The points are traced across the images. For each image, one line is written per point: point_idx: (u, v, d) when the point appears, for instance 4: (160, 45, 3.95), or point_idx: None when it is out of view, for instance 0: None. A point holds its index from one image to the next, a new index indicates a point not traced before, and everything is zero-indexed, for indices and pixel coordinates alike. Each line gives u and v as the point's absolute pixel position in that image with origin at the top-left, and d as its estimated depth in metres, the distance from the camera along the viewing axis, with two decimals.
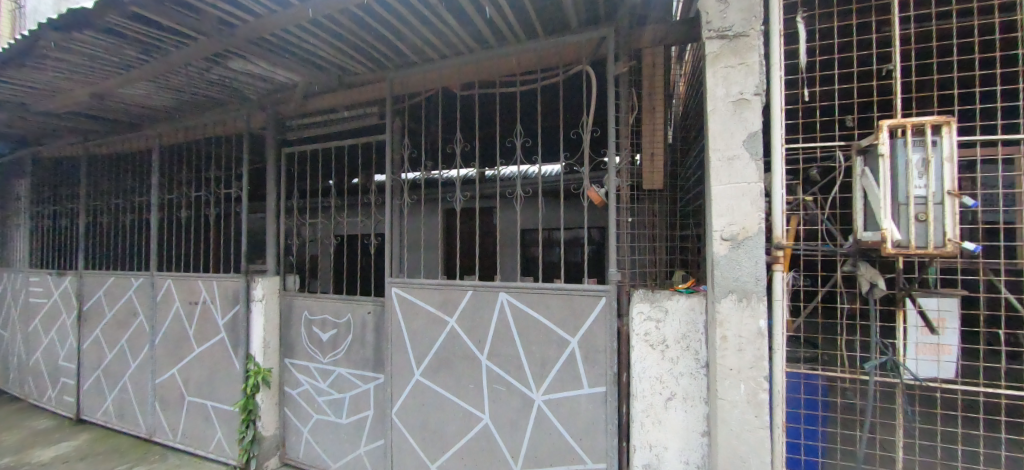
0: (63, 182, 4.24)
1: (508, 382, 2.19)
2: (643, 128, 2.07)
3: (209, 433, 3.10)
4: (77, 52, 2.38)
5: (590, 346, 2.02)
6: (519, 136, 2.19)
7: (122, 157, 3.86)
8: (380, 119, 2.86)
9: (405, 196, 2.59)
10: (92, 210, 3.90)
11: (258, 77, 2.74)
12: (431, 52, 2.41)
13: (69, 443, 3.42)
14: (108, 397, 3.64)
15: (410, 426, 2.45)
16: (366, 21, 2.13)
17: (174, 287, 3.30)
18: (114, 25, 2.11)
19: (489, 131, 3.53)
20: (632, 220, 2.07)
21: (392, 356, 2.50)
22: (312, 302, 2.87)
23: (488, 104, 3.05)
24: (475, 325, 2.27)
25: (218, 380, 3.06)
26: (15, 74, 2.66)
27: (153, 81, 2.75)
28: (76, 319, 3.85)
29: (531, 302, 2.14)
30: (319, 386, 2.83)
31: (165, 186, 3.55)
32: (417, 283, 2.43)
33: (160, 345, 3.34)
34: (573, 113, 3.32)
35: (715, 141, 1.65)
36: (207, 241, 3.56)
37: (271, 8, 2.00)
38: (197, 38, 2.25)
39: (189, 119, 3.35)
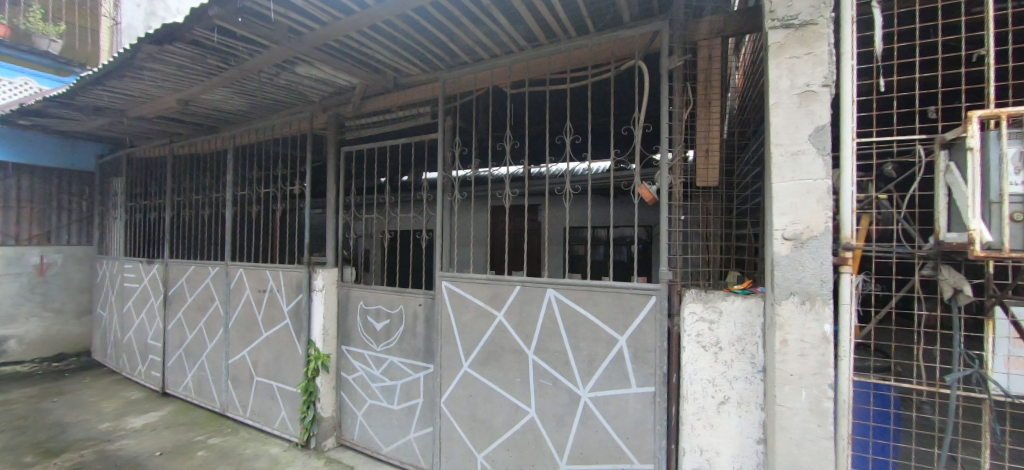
0: (153, 179, 4.71)
1: (554, 377, 2.21)
2: (698, 124, 2.01)
3: (274, 412, 3.36)
4: (168, 63, 2.65)
5: (639, 345, 2.00)
6: (569, 132, 2.18)
7: (202, 157, 4.24)
8: (433, 118, 2.96)
9: (456, 193, 2.67)
10: (176, 205, 4.31)
11: (321, 81, 2.92)
12: (483, 51, 2.46)
13: (156, 413, 3.82)
14: (188, 374, 4.03)
15: (458, 416, 2.53)
16: (422, 24, 2.21)
17: (246, 276, 3.58)
18: (199, 37, 2.33)
19: (538, 128, 3.55)
20: (686, 217, 2.02)
21: (442, 347, 2.59)
22: (367, 294, 3.02)
23: (538, 102, 3.07)
24: (524, 320, 2.30)
25: (283, 363, 3.30)
26: (117, 84, 3.00)
27: (231, 88, 3.01)
28: (163, 302, 4.28)
29: (578, 299, 2.15)
30: (372, 373, 2.98)
31: (238, 183, 3.86)
32: (467, 277, 2.51)
33: (233, 328, 3.65)
34: (624, 110, 3.27)
35: (778, 136, 1.58)
36: (274, 234, 3.84)
37: (335, 16, 2.13)
38: (269, 47, 2.43)
39: (260, 121, 3.63)
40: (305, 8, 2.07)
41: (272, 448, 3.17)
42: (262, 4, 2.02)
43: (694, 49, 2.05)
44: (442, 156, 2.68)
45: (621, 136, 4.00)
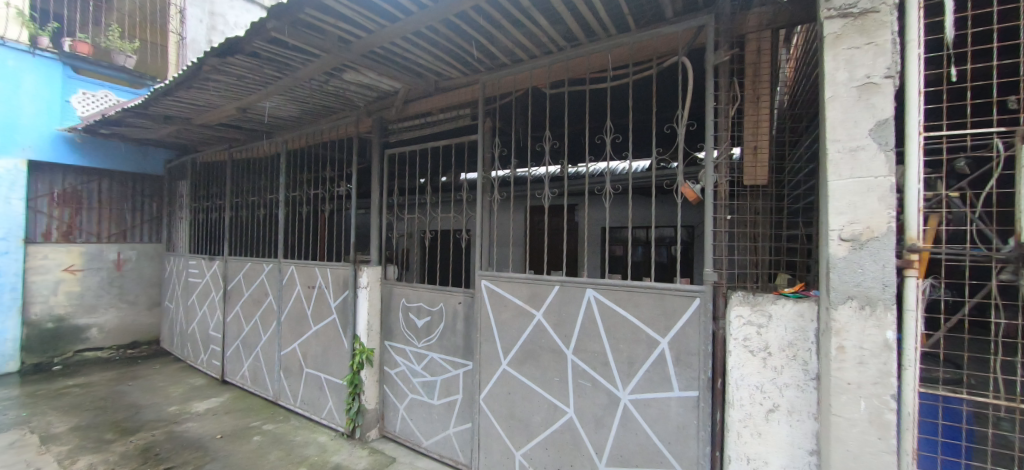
0: (214, 182, 5.07)
1: (594, 378, 2.19)
2: (746, 120, 1.93)
3: (322, 403, 3.53)
4: (229, 74, 2.84)
5: (682, 348, 1.95)
6: (609, 131, 2.15)
7: (258, 161, 4.51)
8: (472, 120, 3.02)
9: (496, 193, 2.70)
10: (235, 206, 4.61)
11: (367, 86, 3.04)
12: (522, 53, 2.49)
13: (217, 399, 4.11)
14: (245, 364, 4.30)
15: (497, 413, 2.56)
16: (463, 28, 2.26)
17: (297, 273, 3.79)
18: (258, 49, 2.49)
19: (578, 127, 3.54)
20: (732, 217, 1.95)
21: (482, 345, 2.64)
22: (409, 291, 3.12)
23: (577, 102, 3.06)
24: (563, 320, 2.30)
25: (330, 356, 3.47)
26: (185, 94, 3.26)
27: (284, 95, 3.20)
28: (223, 296, 4.59)
29: (618, 300, 2.13)
30: (414, 368, 3.08)
31: (290, 185, 4.08)
32: (506, 277, 2.54)
33: (285, 321, 3.87)
34: (667, 107, 3.20)
35: (835, 131, 1.50)
36: (323, 233, 4.04)
37: (381, 23, 2.21)
38: (320, 56, 2.56)
39: (310, 126, 3.82)
40: (353, 17, 2.16)
41: (320, 436, 3.34)
42: (314, 15, 2.14)
43: (742, 43, 1.97)
44: (481, 157, 2.72)
45: (664, 134, 3.91)
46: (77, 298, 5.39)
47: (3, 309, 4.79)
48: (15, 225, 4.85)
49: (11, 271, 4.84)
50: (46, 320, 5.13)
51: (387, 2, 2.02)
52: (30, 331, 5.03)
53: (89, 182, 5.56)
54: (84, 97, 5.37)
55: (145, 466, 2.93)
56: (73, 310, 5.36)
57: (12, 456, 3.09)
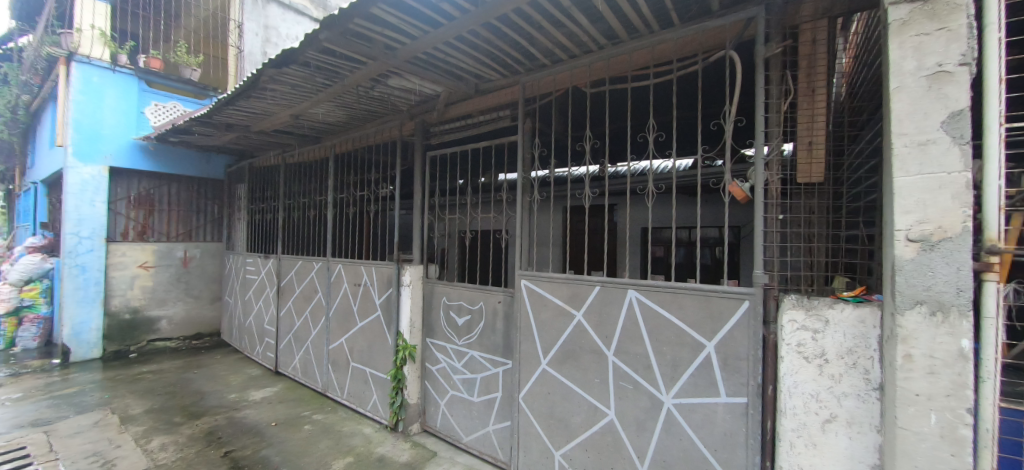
0: (269, 184, 5.39)
1: (635, 380, 2.16)
2: (801, 114, 1.83)
3: (367, 396, 3.68)
4: (284, 83, 3.03)
5: (729, 353, 1.89)
6: (652, 129, 2.11)
7: (309, 164, 4.77)
8: (512, 121, 3.06)
9: (535, 194, 2.71)
10: (288, 207, 4.89)
11: (410, 91, 3.14)
12: (562, 53, 2.49)
13: (271, 389, 4.37)
14: (296, 357, 4.54)
15: (536, 412, 2.58)
16: (504, 31, 2.29)
17: (344, 271, 3.97)
18: (310, 59, 2.63)
19: (620, 126, 3.49)
20: (784, 217, 1.87)
21: (522, 345, 2.66)
22: (450, 290, 3.19)
23: (619, 101, 3.03)
24: (604, 320, 2.28)
25: (375, 351, 3.60)
26: (245, 103, 3.49)
27: (334, 102, 3.36)
28: (276, 292, 4.88)
29: (662, 301, 2.08)
30: (454, 365, 3.14)
31: (338, 187, 4.28)
32: (546, 277, 2.54)
33: (333, 317, 4.06)
34: (713, 104, 3.09)
35: (901, 124, 1.40)
36: (368, 233, 4.20)
37: (425, 30, 2.29)
38: (368, 64, 2.67)
39: (357, 130, 3.99)
40: (399, 25, 2.25)
41: (366, 428, 3.48)
42: (363, 25, 2.25)
43: (795, 33, 1.88)
44: (522, 158, 2.75)
45: (710, 132, 3.79)
46: (150, 292, 5.89)
47: (88, 301, 5.33)
48: (98, 225, 5.38)
49: (95, 267, 5.37)
50: (124, 311, 5.65)
51: (431, 9, 2.09)
52: (110, 321, 5.55)
53: (160, 185, 6.07)
54: (156, 108, 5.85)
55: (209, 447, 3.17)
56: (146, 302, 5.86)
57: (97, 433, 3.43)
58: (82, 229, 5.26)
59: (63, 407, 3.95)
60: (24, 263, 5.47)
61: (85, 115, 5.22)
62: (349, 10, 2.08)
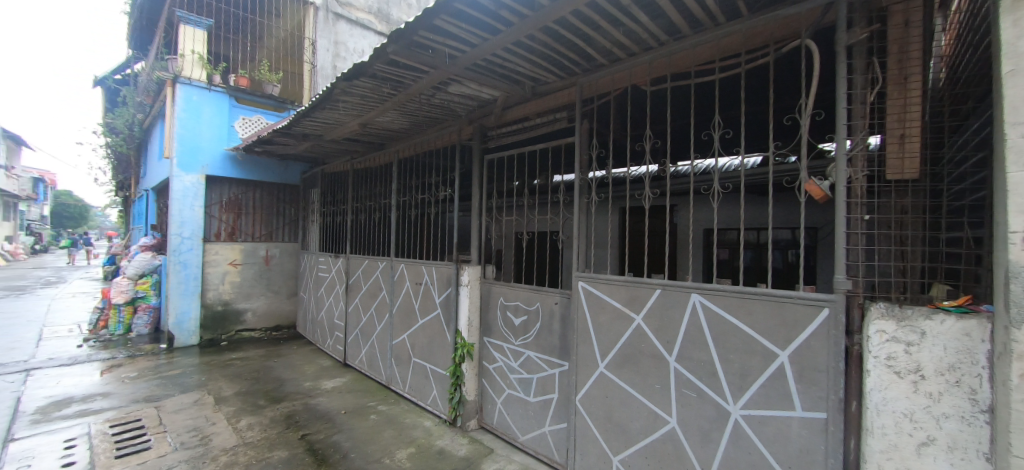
0: (339, 189, 5.78)
1: (699, 388, 2.08)
2: (890, 105, 1.67)
3: (427, 390, 3.83)
4: (354, 94, 3.25)
5: (806, 364, 1.76)
6: (718, 126, 2.03)
7: (374, 170, 5.06)
8: (569, 122, 3.06)
9: (593, 195, 2.70)
10: (355, 210, 5.23)
11: (469, 97, 3.24)
12: (620, 51, 2.45)
13: (341, 379, 4.69)
14: (363, 350, 4.84)
15: (593, 415, 2.55)
16: (561, 33, 2.30)
17: (407, 271, 4.17)
18: (378, 71, 2.80)
19: (681, 123, 3.36)
20: (871, 218, 1.71)
21: (579, 347, 2.65)
22: (507, 290, 3.25)
23: (680, 99, 2.93)
24: (665, 324, 2.21)
25: (435, 347, 3.75)
26: (319, 115, 3.79)
27: (399, 110, 3.55)
28: (346, 289, 5.23)
29: (728, 306, 1.99)
30: (511, 365, 3.19)
31: (401, 191, 4.50)
32: (604, 279, 2.52)
33: (396, 314, 4.29)
34: (786, 97, 2.89)
35: (1016, 112, 1.24)
36: (429, 234, 4.39)
37: (484, 37, 2.35)
38: (430, 72, 2.80)
39: (419, 136, 4.18)
40: (460, 34, 2.33)
41: (426, 421, 3.63)
42: (427, 36, 2.36)
43: (884, 17, 1.72)
44: (579, 159, 2.74)
45: (783, 126, 3.54)
46: (238, 287, 6.54)
47: (188, 294, 6.03)
48: (197, 226, 6.07)
49: (194, 264, 6.07)
50: (217, 303, 6.33)
51: (491, 16, 2.15)
52: (206, 312, 6.24)
53: (246, 191, 6.73)
54: (244, 122, 6.49)
55: (288, 430, 3.46)
56: (235, 296, 6.52)
57: (196, 411, 3.87)
58: (184, 230, 5.96)
59: (169, 386, 4.51)
60: (139, 260, 6.32)
61: (187, 130, 5.92)
62: (414, 23, 2.19)
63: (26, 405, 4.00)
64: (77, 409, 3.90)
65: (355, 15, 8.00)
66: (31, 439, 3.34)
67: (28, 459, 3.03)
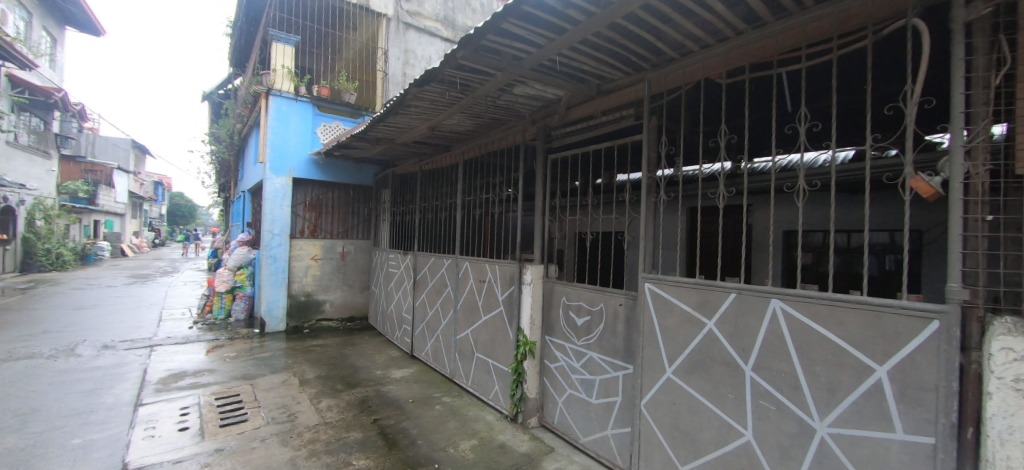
0: (408, 190, 6.09)
1: (779, 401, 1.94)
2: (1020, 88, 1.45)
3: (490, 385, 3.93)
4: (425, 99, 3.42)
5: (909, 382, 1.57)
6: (803, 119, 1.88)
7: (440, 171, 5.27)
8: (636, 120, 2.98)
9: (661, 194, 2.60)
10: (423, 210, 5.49)
11: (534, 97, 3.27)
12: (693, 44, 2.35)
13: (408, 370, 4.94)
14: (429, 343, 5.06)
15: (659, 422, 2.47)
16: (629, 28, 2.26)
17: (471, 268, 4.31)
18: (447, 75, 2.92)
19: (759, 117, 3.14)
20: (995, 219, 1.49)
21: (645, 350, 2.57)
22: (570, 290, 3.24)
23: (759, 92, 2.75)
24: (740, 331, 2.09)
25: (497, 343, 3.84)
26: (392, 119, 4.03)
27: (465, 113, 3.67)
28: (413, 285, 5.50)
29: (814, 315, 1.83)
30: (573, 365, 3.18)
31: (466, 191, 4.65)
32: (672, 281, 2.42)
33: (460, 309, 4.44)
34: (886, 85, 2.61)
35: None
36: (492, 233, 4.49)
37: (551, 37, 2.36)
38: (496, 75, 2.87)
39: (484, 137, 4.30)
40: (527, 36, 2.37)
41: (488, 415, 3.72)
42: (494, 39, 2.42)
43: None
44: (646, 157, 2.66)
45: (883, 117, 3.18)
46: (319, 280, 7.13)
47: (277, 285, 6.68)
48: (285, 224, 6.71)
49: (283, 258, 6.71)
50: (300, 294, 6.95)
51: (558, 16, 2.17)
52: (291, 301, 6.87)
53: (327, 192, 7.31)
54: (325, 128, 7.04)
55: (362, 413, 3.72)
56: (316, 288, 7.11)
57: (284, 390, 4.29)
58: (275, 228, 6.61)
59: (262, 367, 5.03)
60: (237, 254, 7.12)
61: (277, 137, 6.56)
62: (483, 28, 2.26)
63: (151, 376, 4.67)
64: (189, 382, 4.49)
65: (423, 24, 8.35)
66: (156, 404, 3.91)
67: (153, 422, 3.55)
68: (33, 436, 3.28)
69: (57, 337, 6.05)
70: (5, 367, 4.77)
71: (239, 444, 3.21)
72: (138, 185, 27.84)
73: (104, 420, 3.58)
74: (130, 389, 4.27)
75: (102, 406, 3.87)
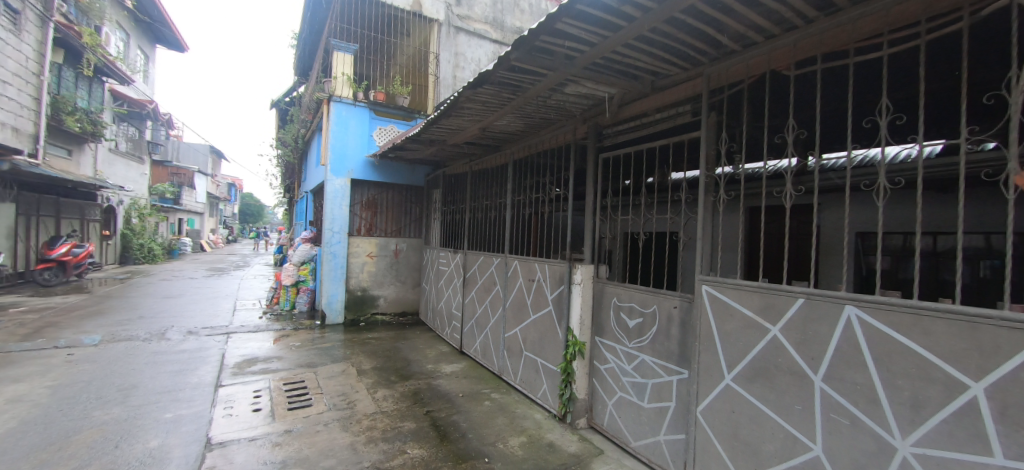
0: (458, 190, 6.25)
1: (853, 415, 1.80)
2: None
3: (538, 384, 3.94)
4: (477, 101, 3.50)
5: (1012, 401, 1.41)
6: (886, 110, 1.73)
7: (490, 171, 5.36)
8: (693, 116, 2.88)
9: (720, 194, 2.50)
10: (473, 209, 5.62)
11: (585, 96, 3.25)
12: (756, 35, 2.24)
13: (458, 365, 5.07)
14: (478, 340, 5.16)
15: (717, 430, 2.37)
16: (688, 22, 2.19)
17: (520, 267, 4.36)
18: (500, 77, 2.97)
19: (831, 109, 2.92)
20: None
21: (701, 355, 2.48)
22: (621, 290, 3.19)
23: (832, 85, 2.56)
24: (809, 338, 1.96)
25: (546, 342, 3.85)
26: (446, 122, 4.16)
27: (516, 113, 3.72)
28: (463, 283, 5.63)
29: (896, 324, 1.69)
30: (624, 368, 3.12)
31: (515, 190, 4.69)
32: (732, 284, 2.32)
33: (509, 307, 4.50)
34: (984, 70, 2.34)
35: None
36: (541, 232, 4.50)
37: (605, 35, 2.34)
38: (547, 75, 2.88)
39: (534, 137, 4.32)
40: (580, 35, 2.36)
41: (536, 413, 3.75)
42: (548, 40, 2.43)
43: None
44: (705, 154, 2.57)
45: (981, 106, 2.85)
46: (374, 276, 7.49)
47: (337, 280, 7.10)
48: (344, 223, 7.10)
49: (342, 254, 7.12)
50: (357, 288, 7.33)
51: (613, 14, 2.14)
52: (349, 295, 7.27)
53: (382, 192, 7.63)
54: (381, 131, 7.37)
55: (416, 404, 3.88)
56: (372, 283, 7.47)
57: (343, 379, 4.56)
58: (335, 226, 7.04)
59: (323, 356, 5.37)
60: (302, 250, 7.64)
61: (337, 140, 6.97)
62: (537, 29, 2.27)
63: (229, 360, 5.13)
64: (261, 367, 4.89)
65: (472, 27, 8.47)
66: (233, 386, 4.30)
67: (231, 402, 3.90)
68: (134, 408, 3.71)
69: (151, 322, 6.80)
70: (110, 347, 5.43)
71: (305, 426, 3.45)
72: (215, 186, 30.56)
73: (190, 398, 3.98)
74: (211, 371, 4.72)
75: (188, 385, 4.31)
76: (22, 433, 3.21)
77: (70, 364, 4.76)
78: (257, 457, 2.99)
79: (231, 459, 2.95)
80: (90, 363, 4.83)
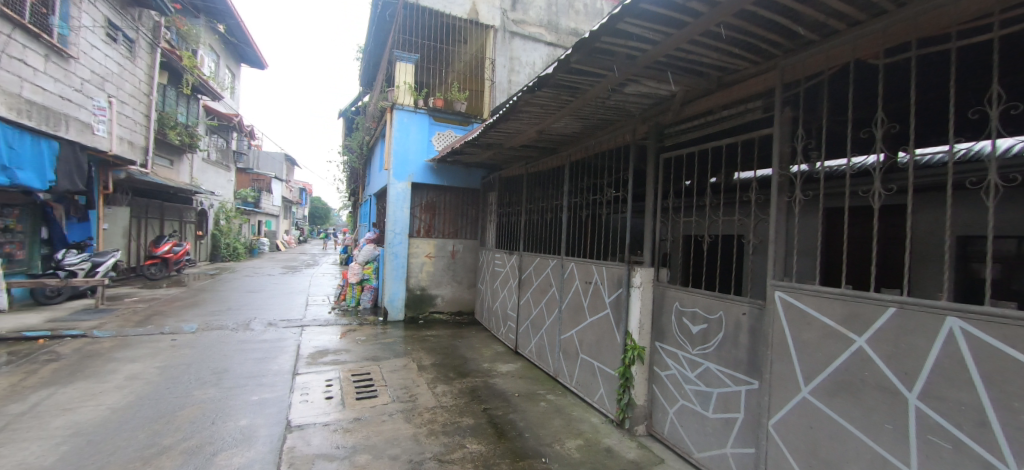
0: (514, 192, 6.34)
1: (956, 438, 1.62)
2: None
3: (595, 388, 3.90)
4: (535, 105, 3.55)
5: None
6: (999, 98, 1.53)
7: (546, 173, 5.38)
8: (764, 112, 2.73)
9: (795, 194, 2.35)
10: (529, 211, 5.68)
11: (646, 95, 3.19)
12: (838, 22, 2.09)
13: (513, 365, 5.14)
14: (533, 341, 5.20)
15: (792, 446, 2.23)
16: (760, 14, 2.09)
17: (577, 269, 4.34)
18: (559, 80, 2.99)
19: (926, 99, 2.64)
20: None
21: (774, 365, 2.34)
22: (684, 295, 3.08)
23: (928, 73, 2.32)
24: (903, 351, 1.79)
25: (604, 346, 3.80)
26: (504, 126, 4.25)
27: (574, 115, 3.72)
28: (519, 284, 5.69)
29: (1011, 338, 1.50)
30: (687, 375, 3.02)
31: (572, 192, 4.68)
32: (811, 291, 2.17)
33: (565, 309, 4.50)
34: None
35: None
36: (598, 235, 4.46)
37: (669, 33, 2.29)
38: (607, 76, 2.86)
39: (592, 139, 4.30)
40: (642, 33, 2.33)
41: (593, 417, 3.71)
42: (609, 41, 2.42)
43: None
44: (778, 151, 2.43)
45: None
46: (433, 275, 7.78)
47: (398, 278, 7.46)
48: (405, 224, 7.44)
49: (403, 254, 7.48)
50: (417, 287, 7.66)
51: (678, 10, 2.08)
52: (409, 294, 7.61)
53: (441, 194, 7.91)
54: (439, 137, 7.66)
55: (473, 401, 3.99)
56: (430, 283, 7.77)
57: (405, 373, 4.79)
58: (397, 227, 7.40)
59: (386, 351, 5.67)
60: (366, 250, 8.09)
61: (399, 145, 7.34)
62: (598, 31, 2.27)
63: (303, 351, 5.58)
64: (332, 359, 5.26)
65: (528, 31, 8.49)
66: (309, 374, 4.67)
67: (307, 389, 4.24)
68: (226, 390, 4.16)
69: (238, 314, 7.55)
70: (205, 335, 6.11)
71: (372, 415, 3.67)
72: (289, 190, 33.10)
73: (272, 383, 4.38)
74: (289, 360, 5.15)
75: (270, 372, 4.75)
76: (139, 406, 3.71)
77: (174, 348, 5.42)
78: (330, 440, 3.23)
79: (308, 441, 3.21)
80: (190, 348, 5.46)
